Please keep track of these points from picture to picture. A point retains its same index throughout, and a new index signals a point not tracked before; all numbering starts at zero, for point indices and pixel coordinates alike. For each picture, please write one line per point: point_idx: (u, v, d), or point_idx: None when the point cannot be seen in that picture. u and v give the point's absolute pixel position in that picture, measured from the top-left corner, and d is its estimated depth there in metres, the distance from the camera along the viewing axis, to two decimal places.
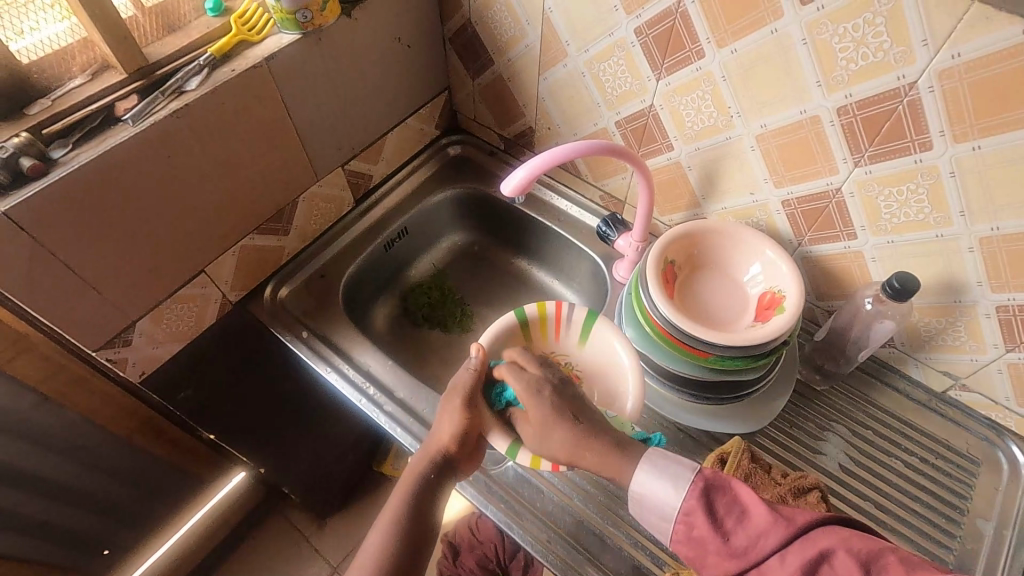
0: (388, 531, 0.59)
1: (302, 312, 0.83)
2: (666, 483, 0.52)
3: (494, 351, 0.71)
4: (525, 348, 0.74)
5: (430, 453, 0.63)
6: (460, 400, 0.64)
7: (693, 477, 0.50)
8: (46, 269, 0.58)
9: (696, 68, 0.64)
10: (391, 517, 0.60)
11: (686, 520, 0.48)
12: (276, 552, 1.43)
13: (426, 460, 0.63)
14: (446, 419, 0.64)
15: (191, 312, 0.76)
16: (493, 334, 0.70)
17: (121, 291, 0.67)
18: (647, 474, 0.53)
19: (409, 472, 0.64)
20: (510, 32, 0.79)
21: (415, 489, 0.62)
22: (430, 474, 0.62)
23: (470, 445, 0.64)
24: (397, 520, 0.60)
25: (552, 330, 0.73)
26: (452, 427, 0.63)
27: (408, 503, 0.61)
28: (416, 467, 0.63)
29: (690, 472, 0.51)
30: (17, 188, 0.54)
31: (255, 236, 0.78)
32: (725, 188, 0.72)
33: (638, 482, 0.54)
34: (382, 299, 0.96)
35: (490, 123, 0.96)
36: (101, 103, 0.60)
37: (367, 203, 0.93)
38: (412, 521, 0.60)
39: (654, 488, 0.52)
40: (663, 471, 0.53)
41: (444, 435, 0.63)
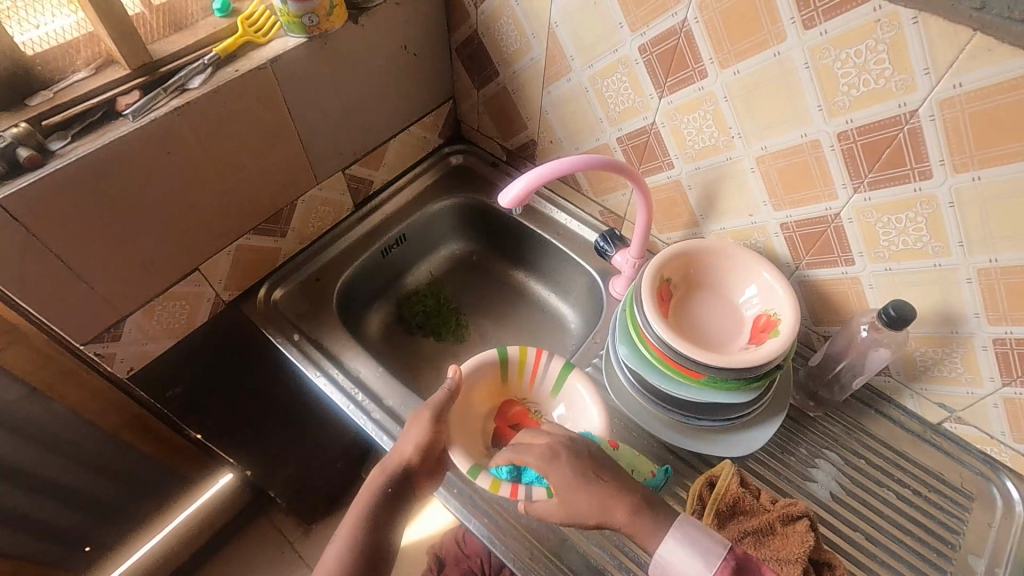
0: (342, 543, 0.58)
1: (295, 315, 0.83)
2: (698, 558, 0.53)
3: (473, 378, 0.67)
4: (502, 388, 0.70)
5: (392, 465, 0.61)
6: (428, 415, 0.62)
7: (721, 560, 0.52)
8: (37, 260, 0.58)
9: (698, 87, 0.64)
10: (351, 524, 0.59)
11: None
12: (259, 555, 1.42)
13: (384, 474, 0.61)
14: (413, 428, 0.62)
15: (183, 311, 0.76)
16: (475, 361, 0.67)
17: (113, 285, 0.66)
18: (681, 548, 0.53)
19: (365, 488, 0.62)
20: (515, 45, 0.79)
21: (372, 506, 0.60)
22: (387, 488, 0.60)
23: (431, 457, 0.62)
24: (355, 532, 0.59)
25: (527, 379, 0.69)
26: (414, 438, 0.62)
27: (366, 515, 0.59)
28: (374, 480, 0.61)
29: (721, 550, 0.52)
30: (13, 177, 0.54)
31: (252, 236, 0.78)
32: (724, 208, 0.72)
33: (667, 550, 0.54)
34: (377, 305, 0.96)
35: (493, 134, 0.96)
36: (103, 98, 0.60)
37: (366, 209, 0.93)
38: (370, 534, 0.59)
39: (684, 561, 0.53)
40: (695, 545, 0.53)
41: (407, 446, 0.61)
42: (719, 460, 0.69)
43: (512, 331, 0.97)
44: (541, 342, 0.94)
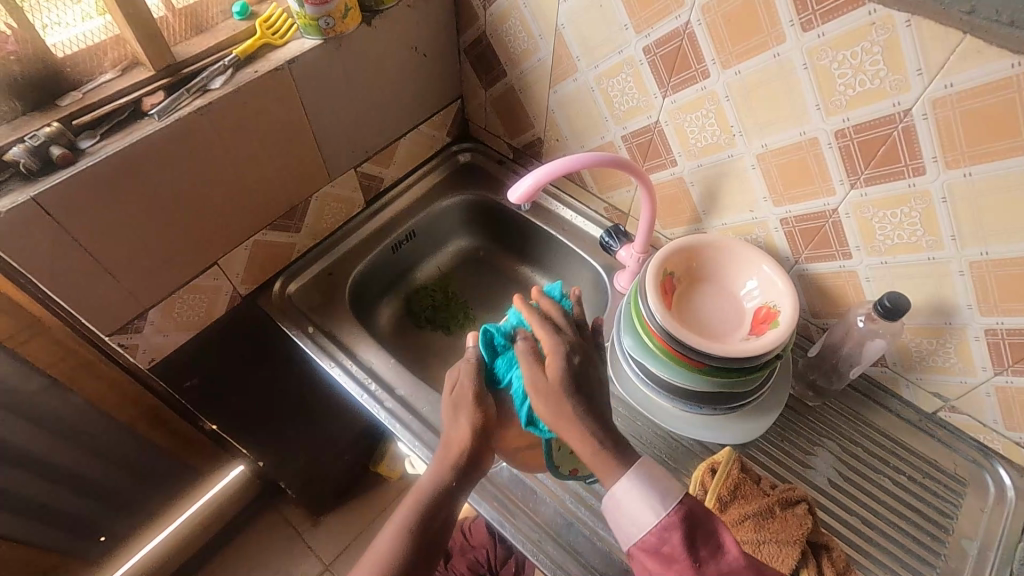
0: (397, 532, 0.55)
1: (308, 308, 0.85)
2: (653, 501, 0.54)
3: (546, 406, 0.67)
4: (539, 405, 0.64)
5: (452, 454, 0.60)
6: (468, 394, 0.62)
7: (674, 507, 0.53)
8: (67, 254, 0.61)
9: (701, 87, 0.67)
10: (407, 511, 0.57)
11: (660, 535, 0.52)
12: (269, 547, 1.45)
13: (444, 465, 0.60)
14: (461, 418, 0.62)
15: (202, 303, 0.78)
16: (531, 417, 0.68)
17: (137, 278, 0.69)
18: (636, 486, 0.55)
19: (421, 480, 0.60)
20: (523, 45, 0.82)
21: (433, 497, 0.58)
22: (450, 481, 0.59)
23: (485, 449, 0.61)
24: (414, 519, 0.56)
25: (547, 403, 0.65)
26: (466, 422, 0.61)
27: (425, 503, 0.57)
28: (436, 472, 0.59)
29: (679, 494, 0.54)
30: (46, 174, 0.57)
31: (268, 232, 0.81)
32: (726, 204, 0.74)
33: (622, 487, 0.55)
34: (388, 299, 0.98)
35: (501, 132, 0.98)
36: (129, 98, 0.62)
37: (377, 205, 0.95)
38: (427, 524, 0.56)
39: (637, 499, 0.54)
40: (653, 486, 0.55)
41: (461, 434, 0.61)
42: (719, 446, 0.72)
43: None
44: None
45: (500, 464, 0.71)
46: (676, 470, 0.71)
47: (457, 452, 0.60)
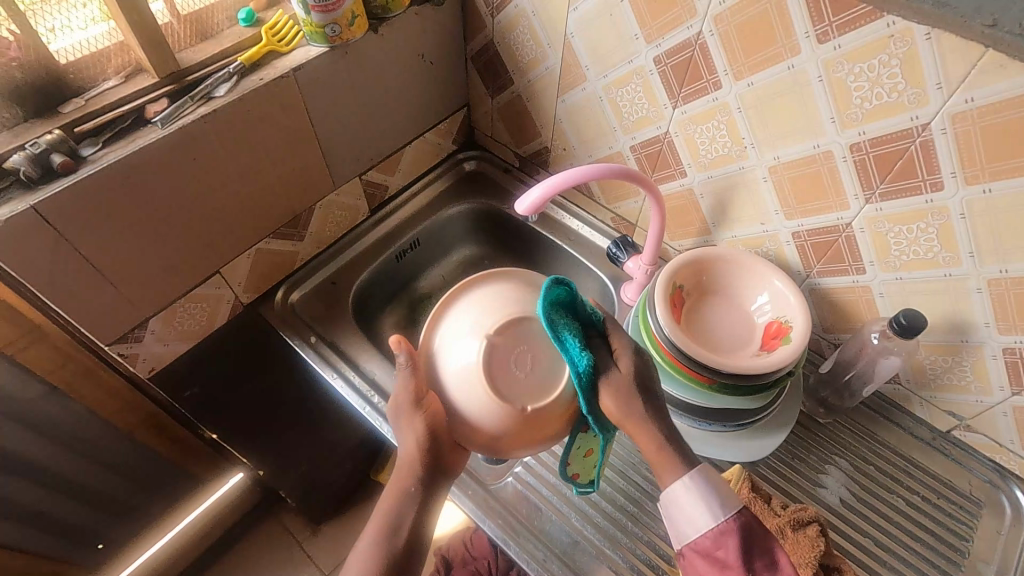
0: (371, 539, 0.54)
1: (311, 317, 0.84)
2: (711, 508, 0.53)
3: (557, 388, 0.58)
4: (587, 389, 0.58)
5: (410, 461, 0.57)
6: (405, 404, 0.57)
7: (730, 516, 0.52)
8: (67, 263, 0.60)
9: (712, 98, 0.66)
10: (377, 520, 0.55)
11: (717, 539, 0.52)
12: (268, 555, 1.43)
13: (404, 474, 0.57)
14: (408, 427, 0.57)
15: (203, 312, 0.77)
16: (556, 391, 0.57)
17: (138, 287, 0.68)
18: (695, 493, 0.53)
19: (392, 487, 0.57)
20: (531, 54, 0.81)
21: (399, 506, 0.56)
22: (412, 486, 0.56)
23: (447, 448, 0.58)
24: (384, 525, 0.55)
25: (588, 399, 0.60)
26: (415, 431, 0.57)
27: (392, 512, 0.56)
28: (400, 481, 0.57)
29: (737, 505, 0.53)
30: (45, 182, 0.56)
31: (271, 240, 0.80)
32: (736, 217, 0.73)
33: (682, 487, 0.54)
34: (391, 308, 0.97)
35: (507, 141, 0.97)
36: (132, 105, 0.61)
37: (381, 213, 0.94)
38: (396, 528, 0.55)
39: (696, 503, 0.53)
40: (713, 493, 0.53)
41: (411, 445, 0.57)
42: (729, 464, 0.71)
43: None
44: None
45: (505, 480, 0.70)
46: None
47: (415, 460, 0.57)
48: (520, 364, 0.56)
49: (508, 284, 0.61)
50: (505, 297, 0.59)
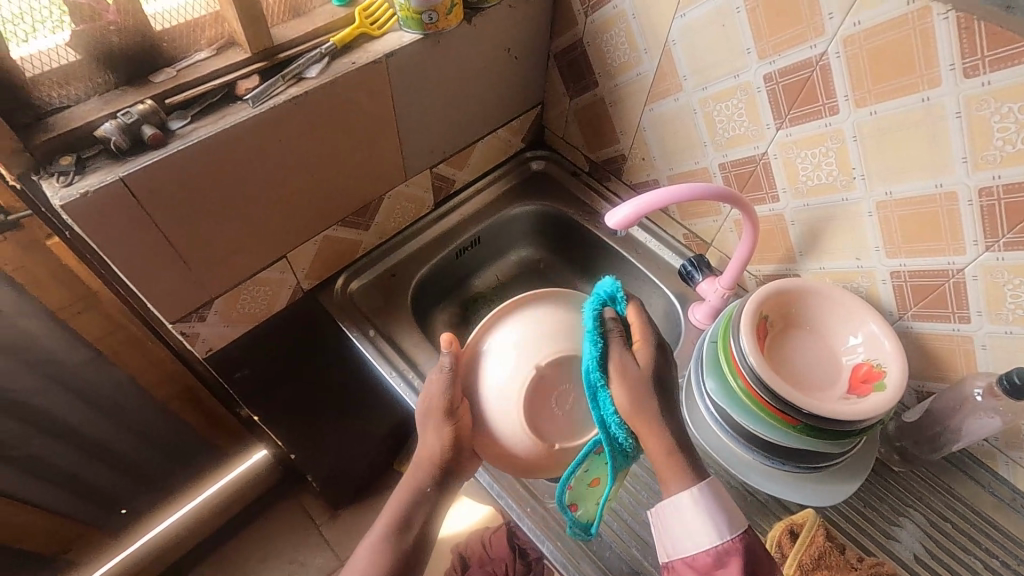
0: (386, 525, 0.59)
1: (369, 309, 0.82)
2: (717, 525, 0.52)
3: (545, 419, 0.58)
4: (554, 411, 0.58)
5: (423, 463, 0.60)
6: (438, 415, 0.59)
7: (737, 536, 0.52)
8: (145, 237, 0.57)
9: (825, 123, 0.62)
10: (394, 513, 0.60)
11: (717, 559, 0.51)
12: (286, 538, 1.42)
13: (421, 472, 0.61)
14: (433, 432, 0.60)
15: (266, 295, 0.75)
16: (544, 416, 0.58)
17: (207, 267, 0.65)
18: (701, 504, 0.53)
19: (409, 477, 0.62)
20: (623, 57, 0.77)
21: (413, 496, 0.60)
22: (427, 485, 0.60)
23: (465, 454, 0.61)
24: (397, 516, 0.59)
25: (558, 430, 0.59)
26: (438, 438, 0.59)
27: (406, 506, 0.60)
28: (417, 474, 0.61)
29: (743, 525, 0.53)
30: (135, 154, 0.54)
31: (339, 227, 0.77)
32: (829, 248, 0.69)
33: (689, 499, 0.53)
34: (444, 305, 0.95)
35: (580, 144, 0.94)
36: (224, 80, 0.59)
37: (445, 207, 0.92)
38: (409, 523, 0.59)
39: (700, 519, 0.53)
40: (721, 508, 0.53)
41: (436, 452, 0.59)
42: (800, 508, 0.67)
43: None
44: None
45: None
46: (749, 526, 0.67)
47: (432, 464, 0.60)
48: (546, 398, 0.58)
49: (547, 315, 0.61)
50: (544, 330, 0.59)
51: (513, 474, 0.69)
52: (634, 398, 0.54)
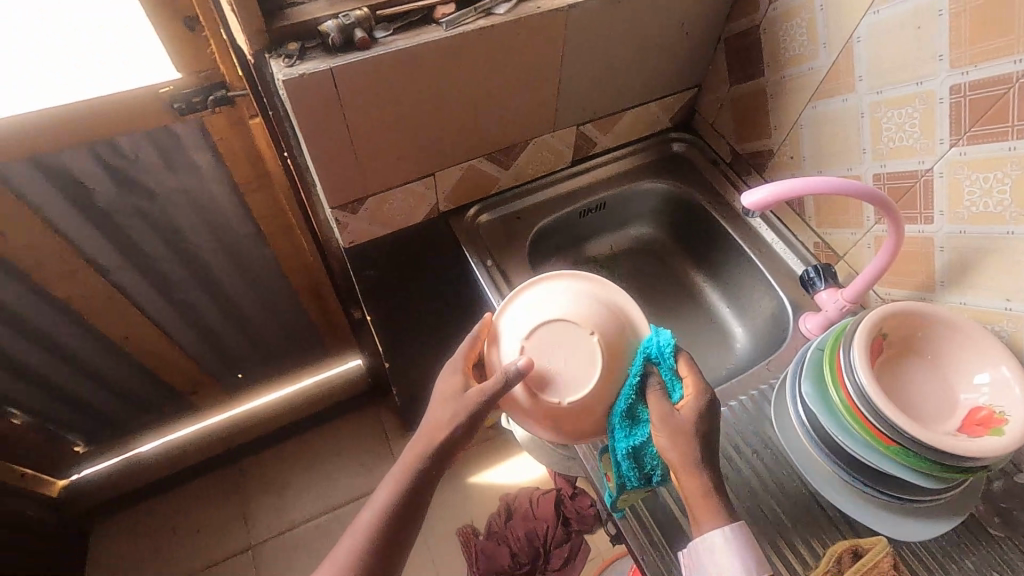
0: (389, 496, 0.58)
1: (491, 242, 0.89)
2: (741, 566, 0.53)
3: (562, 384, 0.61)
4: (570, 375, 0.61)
5: (429, 438, 0.59)
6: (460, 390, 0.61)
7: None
8: (332, 125, 0.67)
9: (1009, 147, 0.58)
10: (402, 479, 0.58)
11: None
12: (363, 442, 1.56)
13: (429, 447, 0.59)
14: (448, 404, 0.60)
15: (407, 207, 0.84)
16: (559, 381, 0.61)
17: (370, 166, 0.75)
18: (731, 542, 0.54)
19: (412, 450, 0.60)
20: (798, 50, 0.76)
21: (415, 472, 0.58)
22: (434, 461, 0.59)
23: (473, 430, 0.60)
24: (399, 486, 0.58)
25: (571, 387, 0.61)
26: (453, 409, 0.60)
27: (409, 481, 0.58)
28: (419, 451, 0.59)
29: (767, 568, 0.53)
30: (344, 52, 0.63)
31: (484, 161, 0.84)
32: (978, 284, 0.65)
33: (716, 538, 0.54)
34: (556, 259, 1.00)
35: (728, 133, 0.94)
36: (426, 3, 0.67)
37: (580, 167, 0.95)
38: (411, 497, 0.58)
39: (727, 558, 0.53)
40: (746, 550, 0.53)
41: (444, 420, 0.59)
42: (871, 534, 0.65)
43: (675, 329, 0.97)
44: (702, 349, 0.94)
45: None
46: (811, 537, 0.66)
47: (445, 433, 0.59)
48: (556, 362, 0.61)
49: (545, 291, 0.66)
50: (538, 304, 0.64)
51: None
52: (676, 446, 0.57)
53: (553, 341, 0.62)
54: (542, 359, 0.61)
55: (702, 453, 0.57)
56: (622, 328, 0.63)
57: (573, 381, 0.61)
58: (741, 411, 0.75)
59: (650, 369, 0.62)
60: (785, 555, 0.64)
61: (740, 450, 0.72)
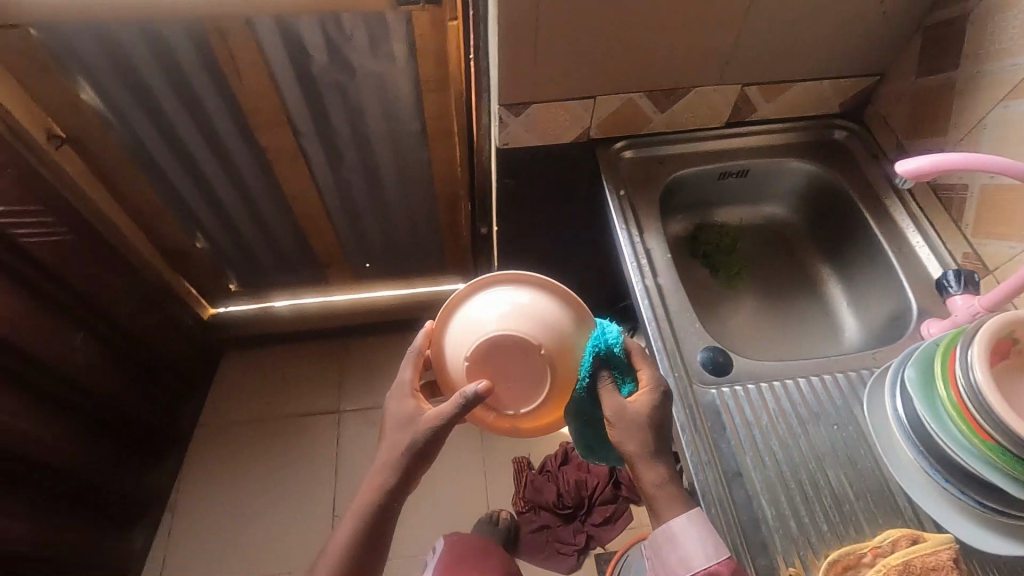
0: (359, 519, 0.64)
1: (628, 177, 0.94)
2: (705, 546, 0.58)
3: (515, 396, 0.64)
4: (518, 386, 0.64)
5: (394, 451, 0.64)
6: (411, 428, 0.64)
7: (724, 558, 0.58)
8: (524, 26, 0.75)
9: None
10: (366, 508, 0.64)
11: None
12: None
13: (396, 466, 0.64)
14: (410, 430, 0.64)
15: (562, 124, 0.90)
16: (512, 392, 0.64)
17: (544, 74, 0.82)
18: (695, 525, 0.58)
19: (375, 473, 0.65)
20: (1004, 45, 0.73)
21: (380, 495, 0.64)
22: (398, 491, 0.64)
23: (434, 446, 0.63)
24: (368, 507, 0.64)
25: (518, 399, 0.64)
26: (414, 436, 0.63)
27: (376, 505, 0.64)
28: (383, 473, 0.64)
29: (725, 553, 0.58)
30: None
31: (644, 97, 0.89)
32: None
33: (677, 525, 0.58)
34: (684, 215, 1.03)
35: (899, 128, 0.91)
36: None
37: (733, 129, 0.97)
38: (382, 519, 0.64)
39: (691, 541, 0.58)
40: (707, 532, 0.58)
41: (404, 446, 0.63)
42: (938, 531, 0.64)
43: (784, 309, 0.97)
44: (809, 335, 0.94)
45: (708, 388, 0.74)
46: (871, 515, 0.65)
47: (408, 457, 0.63)
48: (509, 378, 0.63)
49: (493, 302, 0.65)
50: (483, 319, 0.64)
51: (678, 343, 0.77)
52: (635, 439, 0.59)
53: (503, 356, 0.63)
54: (488, 379, 0.63)
55: (656, 442, 0.60)
56: (566, 329, 0.64)
57: (525, 393, 0.64)
58: (831, 386, 0.75)
59: (601, 363, 0.63)
60: (838, 522, 0.65)
61: (741, 394, 0.74)
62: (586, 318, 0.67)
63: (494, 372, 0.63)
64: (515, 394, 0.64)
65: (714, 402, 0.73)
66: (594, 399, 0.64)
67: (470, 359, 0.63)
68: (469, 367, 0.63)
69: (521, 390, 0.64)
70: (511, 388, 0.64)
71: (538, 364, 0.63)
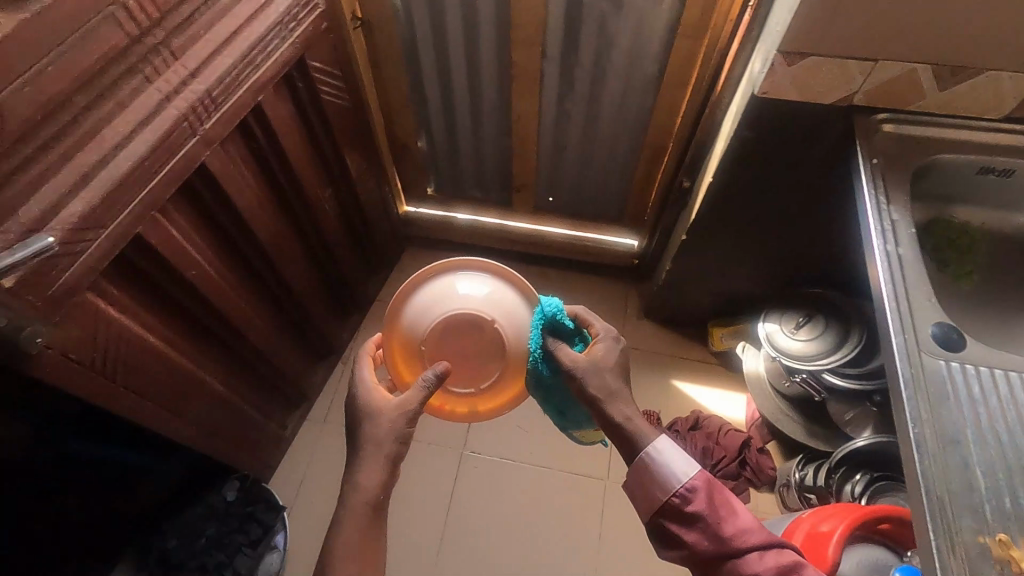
0: (369, 466, 0.82)
1: (883, 149, 0.93)
2: (680, 462, 0.81)
3: (460, 379, 0.89)
4: (468, 357, 0.89)
5: (403, 406, 0.83)
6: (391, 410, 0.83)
7: (696, 471, 0.80)
8: None
9: None
10: None
11: (690, 495, 0.78)
12: (604, 304, 1.82)
13: (382, 439, 0.83)
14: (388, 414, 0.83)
15: (833, 82, 0.91)
16: (460, 375, 0.89)
17: (837, 28, 0.85)
18: (671, 448, 0.82)
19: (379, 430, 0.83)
20: None
21: (394, 434, 0.83)
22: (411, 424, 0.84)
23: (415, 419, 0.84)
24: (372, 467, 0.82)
25: (480, 359, 0.89)
26: (396, 413, 0.83)
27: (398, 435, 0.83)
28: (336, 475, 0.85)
29: (695, 468, 0.80)
30: None
31: (929, 69, 0.87)
32: None
33: (659, 446, 0.82)
34: (924, 204, 1.00)
35: None
36: None
37: (1009, 124, 0.93)
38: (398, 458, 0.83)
39: (670, 458, 0.81)
40: (678, 455, 0.81)
41: (379, 433, 0.83)
42: None
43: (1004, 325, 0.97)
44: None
45: (938, 359, 0.74)
46: None
47: (404, 416, 0.83)
48: (463, 353, 0.88)
49: (449, 284, 0.90)
50: (447, 294, 0.89)
51: (914, 310, 0.77)
52: (598, 381, 0.85)
53: (455, 333, 0.88)
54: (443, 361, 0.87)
55: (610, 382, 0.85)
56: (517, 306, 0.90)
57: (492, 352, 0.88)
58: None
59: (551, 326, 0.88)
60: None
61: (971, 372, 0.73)
62: (533, 296, 0.91)
63: (461, 330, 0.88)
64: (480, 356, 0.89)
65: (942, 374, 0.73)
66: (548, 365, 0.89)
67: (432, 333, 0.88)
68: (437, 330, 0.88)
69: (470, 363, 0.89)
70: (468, 361, 0.89)
71: (496, 333, 0.88)
